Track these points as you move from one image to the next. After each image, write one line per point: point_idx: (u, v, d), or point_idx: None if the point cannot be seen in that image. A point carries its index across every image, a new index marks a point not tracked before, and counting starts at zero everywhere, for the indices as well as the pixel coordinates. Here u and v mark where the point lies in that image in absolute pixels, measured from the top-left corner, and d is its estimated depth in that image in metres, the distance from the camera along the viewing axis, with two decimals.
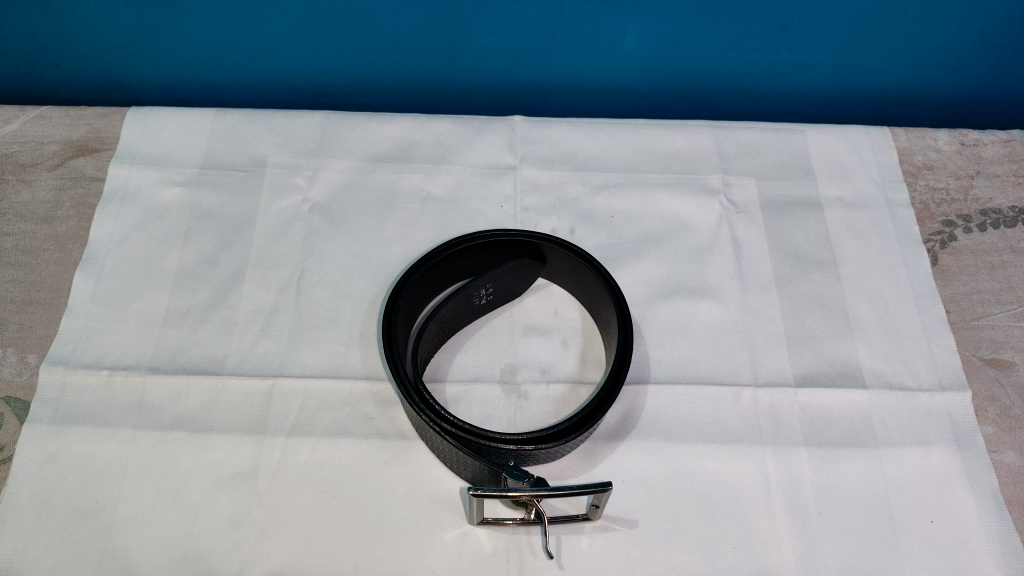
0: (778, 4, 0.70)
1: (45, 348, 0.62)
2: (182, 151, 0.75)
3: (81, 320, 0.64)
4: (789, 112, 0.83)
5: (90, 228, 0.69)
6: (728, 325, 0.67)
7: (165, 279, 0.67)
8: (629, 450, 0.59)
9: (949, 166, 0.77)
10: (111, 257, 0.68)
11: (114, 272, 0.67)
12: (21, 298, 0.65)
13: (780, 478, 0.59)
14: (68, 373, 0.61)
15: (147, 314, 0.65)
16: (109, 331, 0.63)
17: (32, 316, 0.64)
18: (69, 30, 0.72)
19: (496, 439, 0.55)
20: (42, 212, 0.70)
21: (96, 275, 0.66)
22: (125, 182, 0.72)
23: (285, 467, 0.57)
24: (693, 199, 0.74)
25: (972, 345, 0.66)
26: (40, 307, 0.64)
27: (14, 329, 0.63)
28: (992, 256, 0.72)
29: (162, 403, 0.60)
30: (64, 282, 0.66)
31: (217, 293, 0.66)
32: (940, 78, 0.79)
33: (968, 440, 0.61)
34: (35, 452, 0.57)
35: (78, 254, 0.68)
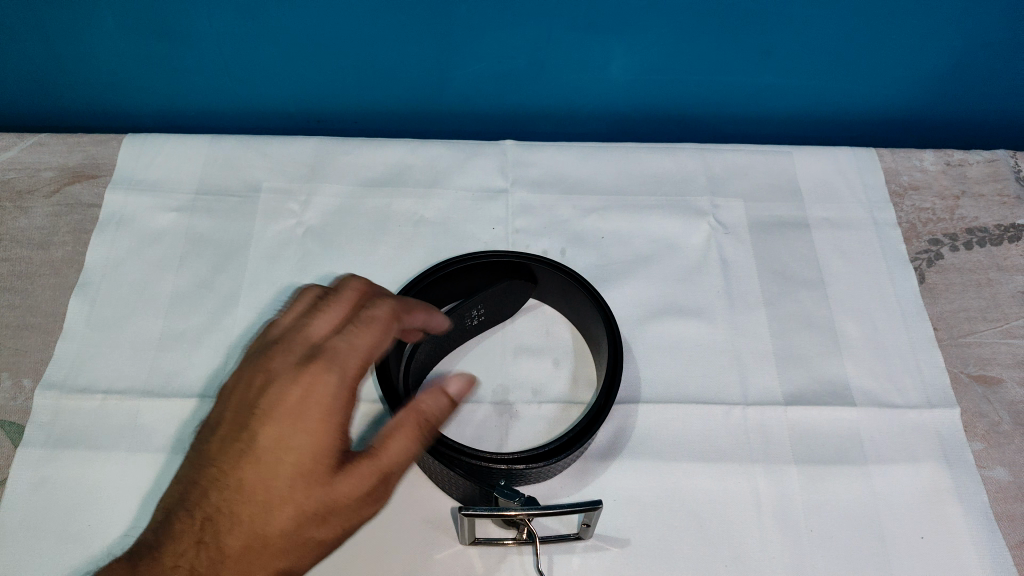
0: (761, 30, 0.72)
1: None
2: (380, 310, 0.56)
3: (262, 550, 0.51)
4: (777, 133, 0.85)
5: (266, 409, 0.53)
6: (718, 344, 0.67)
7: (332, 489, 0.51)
8: (620, 470, 0.60)
9: (934, 186, 0.78)
10: (292, 455, 0.51)
11: (285, 483, 0.51)
12: (199, 514, 0.53)
13: (770, 495, 0.59)
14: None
15: (320, 526, 0.51)
16: (281, 560, 0.51)
17: (197, 536, 0.52)
18: (65, 59, 0.73)
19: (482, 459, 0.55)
20: (227, 413, 0.56)
21: (285, 480, 0.51)
22: (320, 350, 0.55)
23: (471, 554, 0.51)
24: (682, 220, 0.75)
25: (959, 362, 0.67)
26: (201, 521, 0.52)
27: (160, 562, 0.52)
28: (979, 274, 0.72)
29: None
30: (240, 487, 0.52)
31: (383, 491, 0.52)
32: (924, 100, 0.81)
33: (957, 456, 0.61)
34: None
35: (266, 455, 0.52)
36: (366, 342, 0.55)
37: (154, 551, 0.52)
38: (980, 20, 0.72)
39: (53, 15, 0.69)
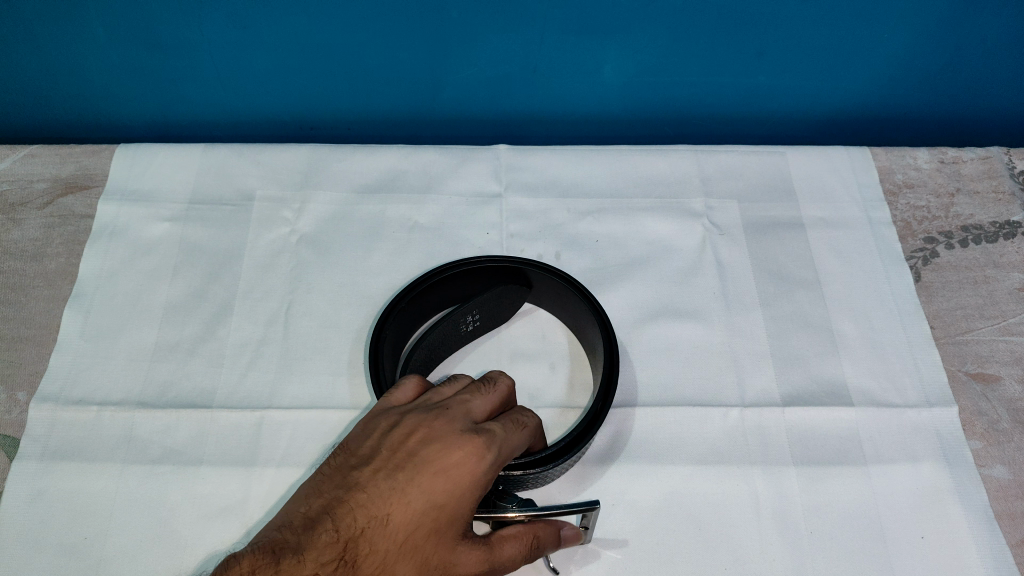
0: (753, 31, 0.72)
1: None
2: (530, 414, 0.53)
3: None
4: (771, 133, 0.85)
5: (429, 461, 0.48)
6: (714, 346, 0.67)
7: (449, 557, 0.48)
8: (618, 474, 0.60)
9: (929, 184, 0.78)
10: (440, 519, 0.48)
11: (417, 537, 0.47)
12: (347, 538, 0.47)
13: (769, 497, 0.59)
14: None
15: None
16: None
17: (337, 555, 0.46)
18: (57, 70, 0.73)
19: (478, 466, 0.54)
20: (383, 448, 0.50)
21: (422, 536, 0.47)
22: (479, 428, 0.50)
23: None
24: (677, 222, 0.75)
25: (957, 360, 0.67)
26: (345, 541, 0.47)
27: (285, 571, 0.45)
28: (975, 271, 0.72)
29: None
30: (386, 522, 0.47)
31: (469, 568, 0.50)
32: (917, 98, 0.80)
33: (956, 455, 0.61)
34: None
35: (418, 502, 0.47)
36: (517, 438, 0.51)
37: (296, 553, 0.46)
38: (972, 16, 0.72)
39: (44, 27, 0.69)
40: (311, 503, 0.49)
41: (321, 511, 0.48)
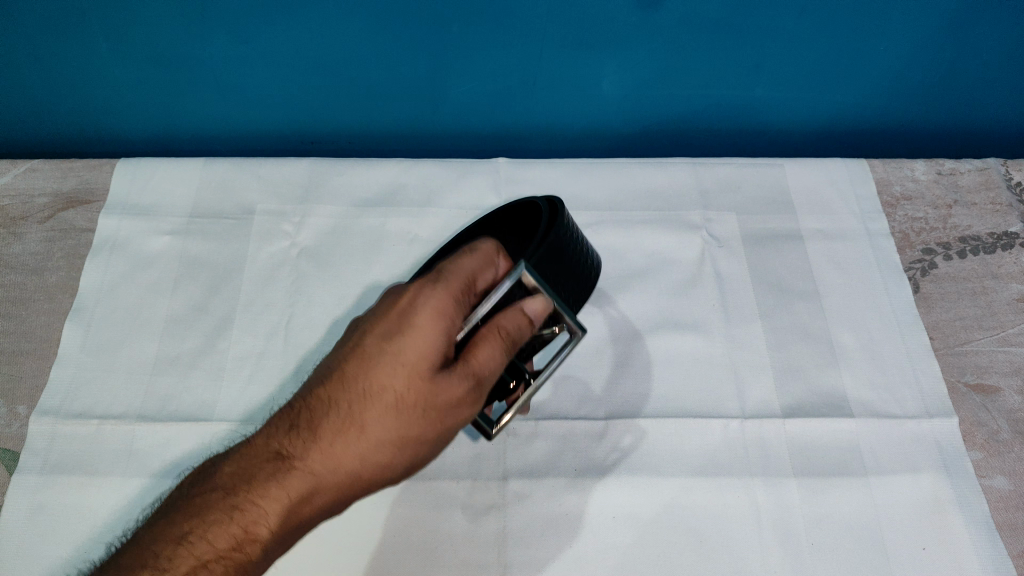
0: (750, 45, 0.72)
1: (239, 510, 0.49)
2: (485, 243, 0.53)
3: (339, 441, 0.49)
4: (769, 144, 0.85)
5: (380, 312, 0.50)
6: (715, 358, 0.67)
7: (419, 398, 0.48)
8: (619, 487, 0.60)
9: (926, 195, 0.78)
10: (385, 360, 0.49)
11: (372, 386, 0.49)
12: (300, 406, 0.50)
13: (769, 508, 0.59)
14: (162, 546, 0.49)
15: (395, 424, 0.49)
16: (347, 461, 0.49)
17: (290, 423, 0.50)
18: (58, 85, 0.74)
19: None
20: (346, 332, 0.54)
21: (376, 380, 0.48)
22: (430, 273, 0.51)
23: (465, 414, 0.50)
24: (676, 234, 0.75)
25: (956, 371, 0.67)
26: (296, 410, 0.51)
27: (246, 448, 0.52)
28: (974, 282, 0.72)
29: (283, 542, 0.50)
30: (337, 380, 0.49)
31: (465, 404, 0.49)
32: (914, 109, 0.81)
33: (956, 466, 0.61)
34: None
35: (370, 349, 0.49)
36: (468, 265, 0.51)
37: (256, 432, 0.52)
38: (968, 31, 0.72)
39: (45, 42, 0.69)
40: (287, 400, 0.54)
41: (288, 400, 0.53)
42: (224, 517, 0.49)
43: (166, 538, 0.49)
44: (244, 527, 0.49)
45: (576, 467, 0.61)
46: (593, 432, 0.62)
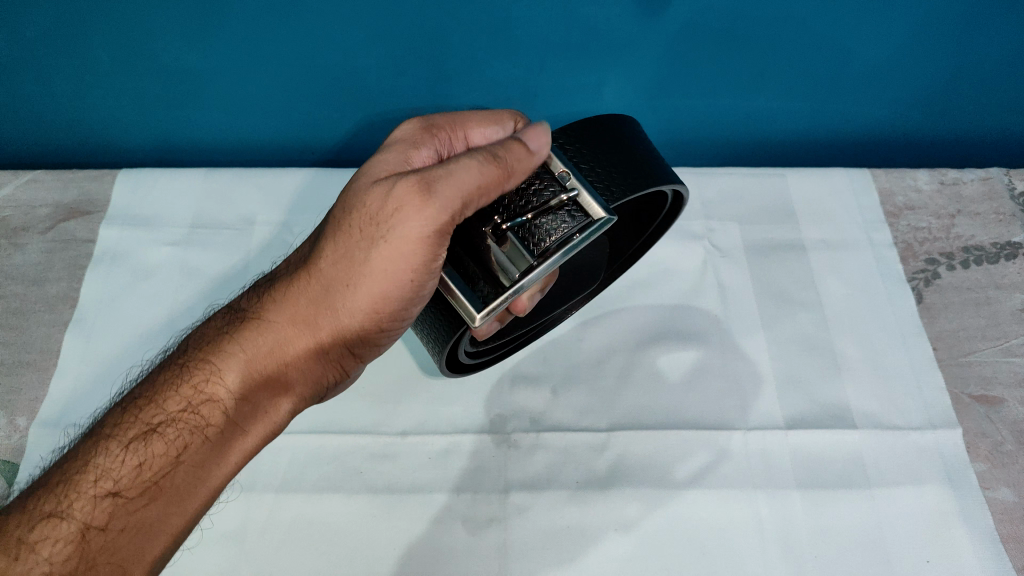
0: (753, 57, 0.73)
1: (194, 369, 0.49)
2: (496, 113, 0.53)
3: (299, 292, 0.50)
4: (771, 154, 0.85)
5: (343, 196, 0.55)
6: (717, 369, 0.67)
7: (367, 215, 0.48)
8: (621, 499, 0.59)
9: (929, 206, 0.78)
10: (342, 200, 0.50)
11: (320, 237, 0.51)
12: (259, 290, 0.54)
13: (773, 521, 0.59)
14: (118, 414, 0.48)
15: (335, 254, 0.49)
16: (306, 311, 0.50)
17: (250, 300, 0.53)
18: (61, 97, 0.74)
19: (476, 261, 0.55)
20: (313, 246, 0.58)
21: (322, 234, 0.52)
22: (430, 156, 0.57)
23: (420, 238, 0.47)
24: (678, 244, 0.75)
25: (960, 382, 0.66)
26: (258, 291, 0.54)
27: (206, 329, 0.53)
28: (977, 292, 0.72)
29: (243, 404, 0.49)
30: (301, 258, 0.53)
31: (416, 209, 0.46)
32: (917, 119, 0.81)
33: (960, 478, 0.61)
34: (67, 537, 0.43)
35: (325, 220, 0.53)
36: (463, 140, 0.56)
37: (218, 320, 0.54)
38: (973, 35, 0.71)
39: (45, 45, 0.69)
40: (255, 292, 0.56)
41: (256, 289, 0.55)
42: (181, 379, 0.49)
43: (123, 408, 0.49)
44: (200, 384, 0.48)
45: (578, 480, 0.60)
46: (594, 444, 0.62)
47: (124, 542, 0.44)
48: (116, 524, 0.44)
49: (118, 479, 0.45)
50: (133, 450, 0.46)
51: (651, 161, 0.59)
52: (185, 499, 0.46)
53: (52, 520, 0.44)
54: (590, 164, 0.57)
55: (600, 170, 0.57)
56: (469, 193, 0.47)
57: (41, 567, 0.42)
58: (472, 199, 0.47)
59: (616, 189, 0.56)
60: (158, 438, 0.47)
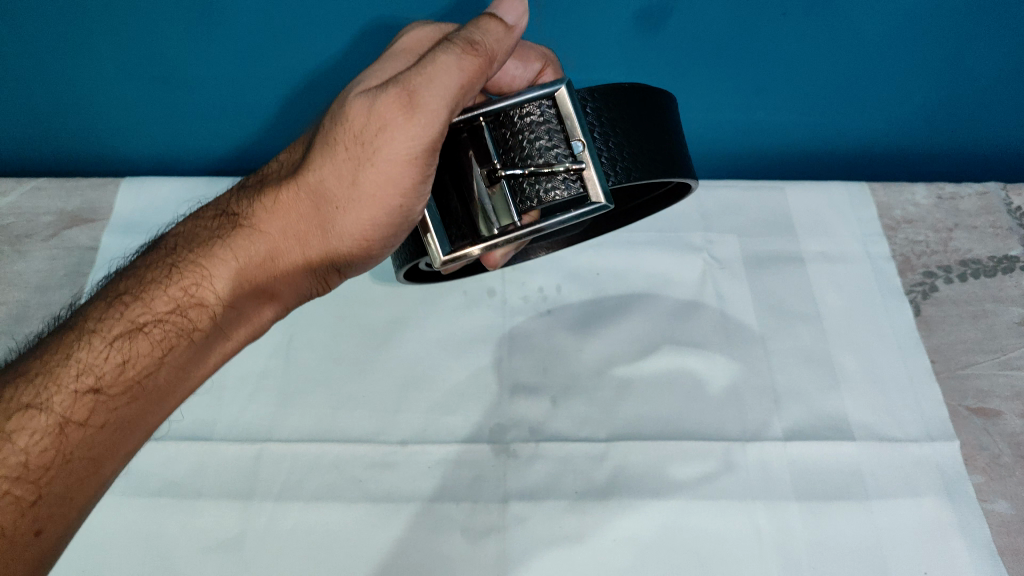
0: (751, 69, 0.74)
1: (180, 271, 0.49)
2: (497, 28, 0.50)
3: (288, 203, 0.50)
4: (772, 168, 0.85)
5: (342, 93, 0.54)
6: (716, 380, 0.67)
7: (353, 132, 0.47)
8: (620, 509, 0.60)
9: (928, 219, 0.78)
10: (335, 104, 0.49)
11: (311, 143, 0.50)
12: (248, 189, 0.53)
13: (771, 532, 0.59)
14: (103, 307, 0.48)
15: (322, 166, 0.48)
16: (295, 225, 0.50)
17: (242, 199, 0.52)
18: (66, 106, 0.74)
19: (460, 198, 0.54)
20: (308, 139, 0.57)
21: (314, 140, 0.50)
22: None
23: (406, 158, 0.47)
24: (677, 256, 0.75)
25: (957, 395, 0.67)
26: (251, 188, 0.53)
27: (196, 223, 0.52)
28: (974, 305, 0.72)
29: (228, 310, 0.50)
30: (294, 160, 0.52)
31: (403, 125, 0.46)
32: (916, 134, 0.81)
33: (958, 490, 0.61)
34: (45, 429, 0.43)
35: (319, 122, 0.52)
36: None
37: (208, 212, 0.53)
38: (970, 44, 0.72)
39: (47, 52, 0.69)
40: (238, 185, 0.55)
41: (239, 186, 0.55)
42: (167, 277, 0.49)
43: (103, 300, 0.49)
44: (186, 288, 0.49)
45: (577, 490, 0.61)
46: (593, 454, 0.62)
47: (103, 437, 0.45)
48: (95, 420, 0.45)
49: (100, 374, 0.46)
50: (116, 348, 0.46)
51: (672, 148, 0.60)
52: (163, 399, 0.48)
53: (30, 411, 0.43)
54: (611, 138, 0.58)
55: (628, 147, 0.58)
56: (449, 98, 0.46)
57: (18, 456, 0.42)
58: (455, 99, 0.47)
59: (636, 173, 0.58)
60: (144, 337, 0.47)
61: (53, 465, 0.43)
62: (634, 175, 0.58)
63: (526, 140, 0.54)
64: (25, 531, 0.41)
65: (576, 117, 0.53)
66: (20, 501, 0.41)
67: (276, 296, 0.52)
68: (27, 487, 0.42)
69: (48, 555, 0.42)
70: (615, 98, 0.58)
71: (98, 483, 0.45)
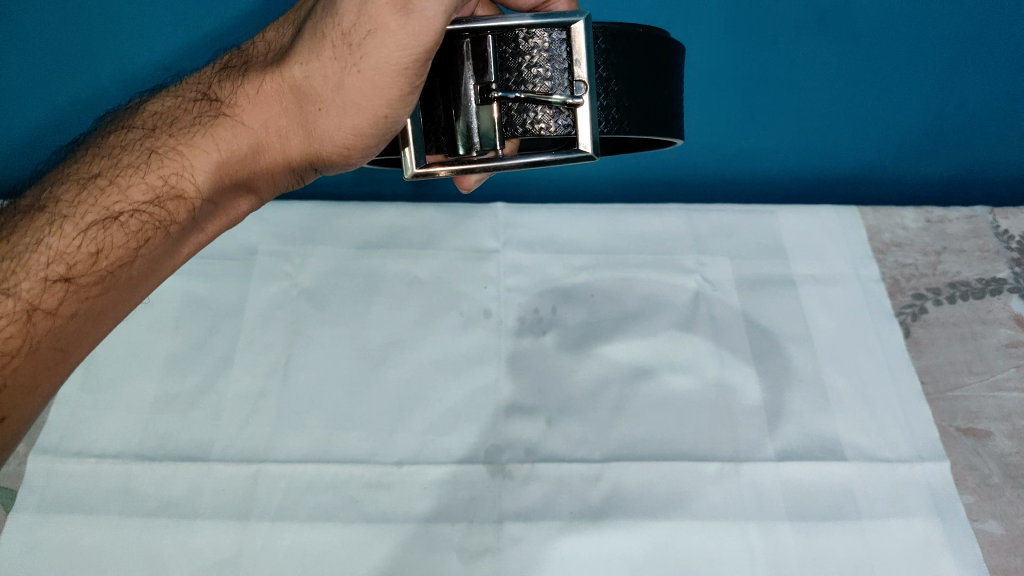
0: (737, 91, 0.78)
1: (160, 157, 0.50)
2: None
3: (270, 97, 0.50)
4: (761, 194, 0.87)
5: None
6: (708, 400, 0.68)
7: (343, 30, 0.46)
8: (616, 529, 0.60)
9: (916, 242, 0.79)
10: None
11: (299, 35, 0.50)
12: (235, 72, 0.53)
13: (764, 552, 0.59)
14: (77, 191, 0.49)
15: (308, 65, 0.48)
16: (277, 119, 0.50)
17: (227, 83, 0.52)
18: None
19: (446, 110, 0.53)
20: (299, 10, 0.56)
21: (302, 32, 0.50)
22: None
23: (394, 66, 0.47)
24: (670, 278, 0.76)
25: (947, 416, 0.68)
26: (237, 72, 0.53)
27: (181, 105, 0.53)
28: (963, 327, 0.73)
29: (204, 202, 0.51)
30: (282, 45, 0.52)
31: (391, 29, 0.45)
32: (899, 160, 0.84)
33: (949, 510, 0.62)
34: (12, 316, 0.45)
35: (310, 11, 0.51)
36: None
37: (194, 91, 0.54)
38: (952, 40, 0.75)
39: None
40: (224, 63, 0.56)
41: (224, 65, 0.55)
42: (145, 164, 0.50)
43: (78, 182, 0.50)
44: (165, 177, 0.49)
45: (571, 510, 0.61)
46: (588, 474, 0.63)
47: (70, 327, 0.47)
48: (64, 310, 0.47)
49: (71, 263, 0.47)
50: (89, 236, 0.48)
51: (668, 103, 0.58)
52: (134, 286, 0.50)
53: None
54: (610, 86, 0.55)
55: (627, 97, 0.55)
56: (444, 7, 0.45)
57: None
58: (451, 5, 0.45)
59: (626, 126, 0.56)
60: (118, 227, 0.48)
61: (19, 353, 0.44)
62: (625, 128, 0.55)
63: (527, 66, 0.52)
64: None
65: (585, 58, 0.51)
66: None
67: (252, 189, 0.53)
68: None
69: (8, 439, 0.45)
70: (621, 44, 0.54)
71: (61, 368, 0.48)
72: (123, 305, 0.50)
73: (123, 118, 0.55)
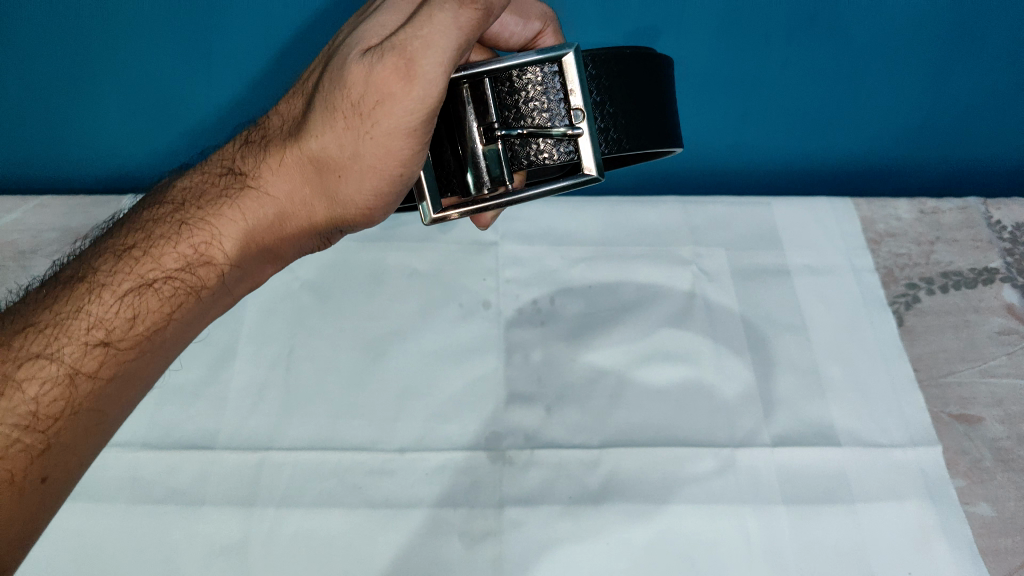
0: (736, 86, 0.80)
1: (190, 228, 0.51)
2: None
3: (291, 166, 0.51)
4: (755, 186, 0.88)
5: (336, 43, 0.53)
6: (704, 387, 0.69)
7: (352, 101, 0.47)
8: (615, 513, 0.61)
9: (909, 233, 0.81)
10: (332, 66, 0.48)
11: (309, 105, 0.51)
12: (252, 144, 0.54)
13: (759, 534, 0.61)
14: (114, 262, 0.50)
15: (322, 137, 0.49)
16: (301, 188, 0.51)
17: (246, 156, 0.53)
18: None
19: (455, 153, 0.54)
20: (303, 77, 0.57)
21: (310, 102, 0.50)
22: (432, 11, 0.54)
23: (405, 129, 0.47)
24: (667, 269, 0.77)
25: (939, 402, 0.69)
26: (253, 144, 0.54)
27: (203, 180, 0.54)
28: (955, 315, 0.75)
29: (233, 268, 0.52)
30: (293, 117, 0.53)
31: (398, 95, 0.46)
32: (894, 152, 0.86)
33: (940, 493, 0.63)
34: (56, 378, 0.46)
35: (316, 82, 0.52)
36: None
37: (214, 166, 0.55)
38: (945, 26, 0.75)
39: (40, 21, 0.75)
40: (243, 134, 0.56)
41: (243, 137, 0.55)
42: (176, 236, 0.51)
43: (114, 254, 0.51)
44: (195, 246, 0.51)
45: (571, 494, 0.62)
46: (586, 460, 0.64)
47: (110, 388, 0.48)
48: (104, 372, 0.47)
49: (110, 328, 0.48)
50: (125, 303, 0.49)
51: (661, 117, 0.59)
52: (172, 348, 0.51)
53: (40, 360, 0.46)
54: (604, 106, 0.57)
55: (622, 117, 0.57)
56: (443, 59, 0.45)
57: (28, 405, 0.44)
58: (450, 59, 0.46)
59: (626, 144, 0.57)
60: (153, 294, 0.49)
61: (62, 415, 0.45)
62: (625, 147, 0.57)
63: (523, 100, 0.53)
64: (35, 476, 0.44)
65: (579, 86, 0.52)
66: (32, 449, 0.44)
67: (278, 254, 0.55)
68: (36, 436, 0.44)
69: (55, 499, 0.45)
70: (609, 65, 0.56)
71: (103, 432, 0.48)
72: (160, 367, 0.51)
73: (150, 195, 0.56)
